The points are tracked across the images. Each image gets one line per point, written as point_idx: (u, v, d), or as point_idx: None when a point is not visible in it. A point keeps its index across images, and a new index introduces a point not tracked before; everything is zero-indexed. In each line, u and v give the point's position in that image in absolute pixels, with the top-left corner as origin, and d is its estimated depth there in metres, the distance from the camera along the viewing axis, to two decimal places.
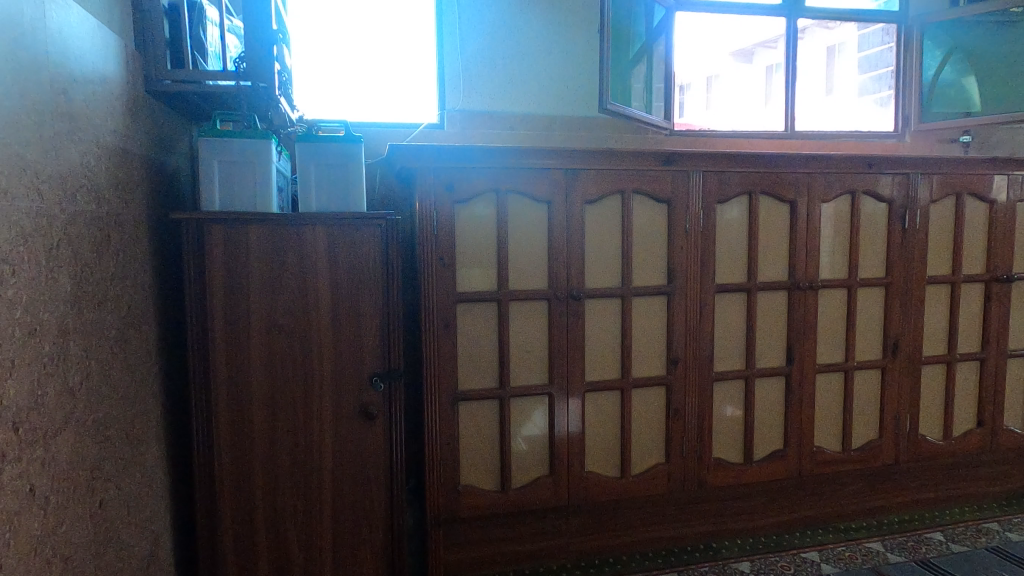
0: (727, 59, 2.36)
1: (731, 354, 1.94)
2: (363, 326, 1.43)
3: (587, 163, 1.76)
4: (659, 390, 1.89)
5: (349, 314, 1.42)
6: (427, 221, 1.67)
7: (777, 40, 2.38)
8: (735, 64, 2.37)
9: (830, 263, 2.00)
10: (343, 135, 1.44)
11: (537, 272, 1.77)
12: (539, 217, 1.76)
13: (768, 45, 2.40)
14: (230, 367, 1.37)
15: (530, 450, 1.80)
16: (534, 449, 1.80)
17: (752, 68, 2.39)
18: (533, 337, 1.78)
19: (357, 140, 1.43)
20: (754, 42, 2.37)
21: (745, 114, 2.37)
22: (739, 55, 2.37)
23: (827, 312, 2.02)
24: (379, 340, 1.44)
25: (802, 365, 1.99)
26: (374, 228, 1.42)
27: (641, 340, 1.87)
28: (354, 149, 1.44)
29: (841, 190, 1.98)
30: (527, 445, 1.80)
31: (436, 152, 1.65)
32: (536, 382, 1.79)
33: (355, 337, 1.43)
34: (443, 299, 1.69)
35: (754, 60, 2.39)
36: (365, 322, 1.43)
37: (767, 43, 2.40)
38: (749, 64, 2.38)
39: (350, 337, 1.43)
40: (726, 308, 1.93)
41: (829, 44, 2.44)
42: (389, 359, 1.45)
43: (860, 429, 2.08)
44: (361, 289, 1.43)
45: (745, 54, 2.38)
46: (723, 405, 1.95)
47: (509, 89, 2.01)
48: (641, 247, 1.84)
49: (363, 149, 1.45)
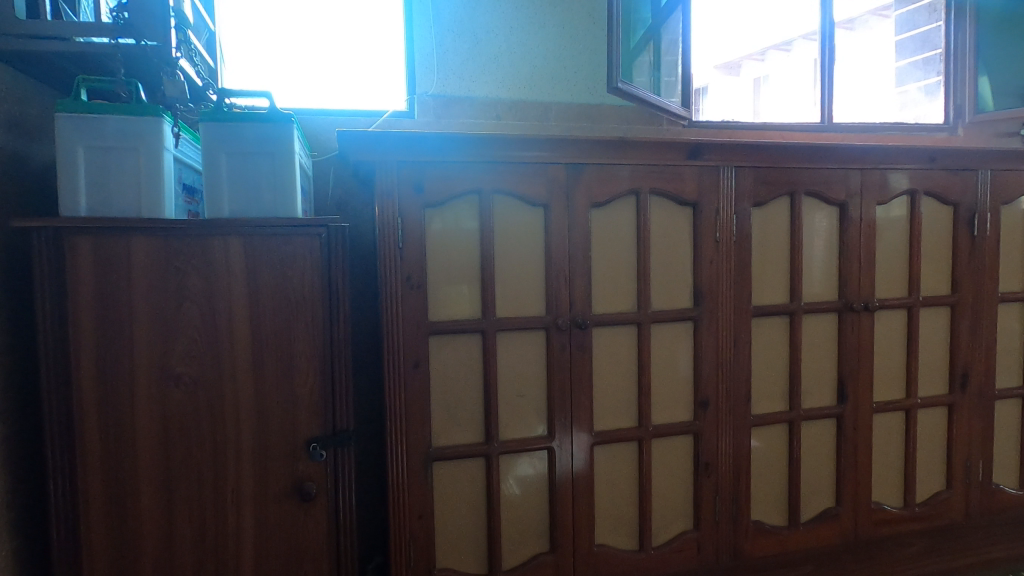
0: (712, 72, 1.98)
1: (771, 393, 1.58)
2: (297, 374, 1.05)
3: (592, 156, 1.40)
4: (684, 439, 1.52)
5: (280, 354, 1.04)
6: (389, 231, 1.29)
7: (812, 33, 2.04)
8: (721, 77, 1.99)
9: (888, 278, 1.65)
10: (265, 112, 1.05)
11: (531, 294, 1.40)
12: (532, 224, 1.39)
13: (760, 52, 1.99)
14: (105, 436, 0.98)
15: (525, 496, 1.41)
16: (529, 495, 1.42)
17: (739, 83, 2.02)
18: (528, 376, 1.41)
19: (284, 119, 1.04)
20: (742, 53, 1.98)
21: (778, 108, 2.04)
22: (725, 67, 2.00)
23: (885, 338, 1.66)
24: (320, 392, 1.06)
25: (857, 404, 1.62)
26: (313, 238, 1.04)
27: (662, 377, 1.49)
28: (280, 132, 1.05)
29: (900, 190, 1.63)
30: (520, 489, 1.41)
31: (401, 142, 1.27)
32: (532, 433, 1.41)
33: (284, 389, 1.05)
34: (411, 331, 1.31)
35: (740, 74, 2.03)
36: (299, 368, 1.05)
37: (756, 54, 2.04)
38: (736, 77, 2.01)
39: (278, 389, 1.04)
40: (765, 335, 1.56)
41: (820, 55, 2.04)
42: (332, 417, 1.07)
43: (925, 479, 1.71)
44: (294, 322, 1.05)
45: (731, 66, 2.01)
46: (762, 457, 1.58)
47: (493, 70, 1.65)
48: (662, 260, 1.48)
49: (295, 132, 1.06)
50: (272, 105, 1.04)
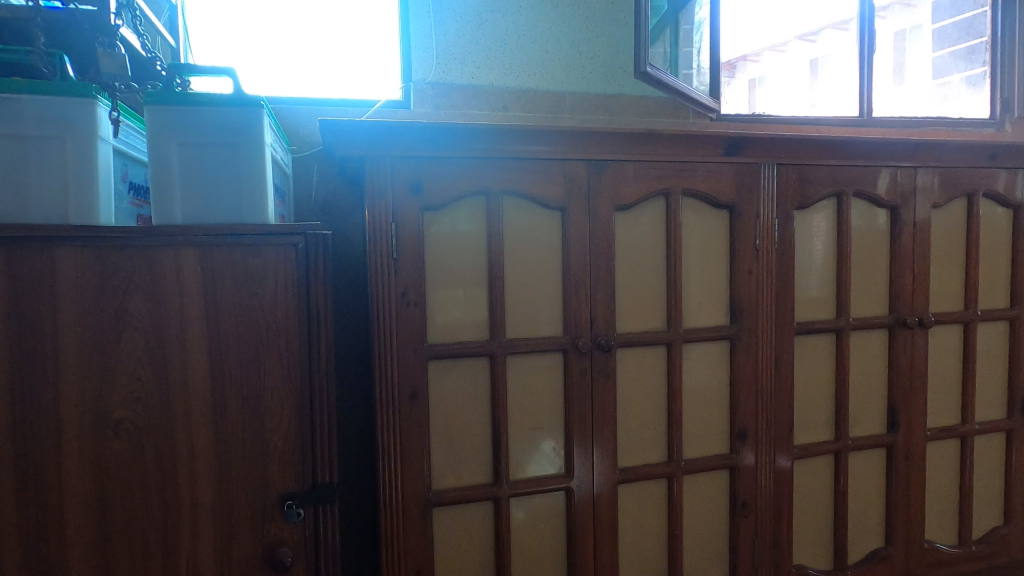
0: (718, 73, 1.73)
1: (815, 420, 1.40)
2: (267, 416, 0.86)
3: (617, 151, 1.21)
4: (719, 475, 1.33)
5: (246, 392, 0.85)
6: (381, 238, 1.10)
7: (813, 31, 1.90)
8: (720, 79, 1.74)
9: (942, 290, 1.47)
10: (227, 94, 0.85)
11: (546, 311, 1.21)
12: (548, 230, 1.20)
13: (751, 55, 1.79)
14: (23, 500, 0.77)
15: (535, 526, 1.22)
16: (539, 525, 1.22)
17: (734, 85, 1.77)
18: (542, 407, 1.22)
19: (251, 102, 0.85)
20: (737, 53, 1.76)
21: (790, 103, 1.83)
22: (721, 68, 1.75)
23: (939, 357, 1.48)
24: (296, 437, 0.87)
25: (909, 431, 1.44)
26: (288, 250, 0.85)
27: (694, 406, 1.31)
28: (246, 118, 0.85)
29: (957, 191, 1.45)
30: (528, 516, 1.21)
31: (395, 133, 1.08)
32: (546, 472, 1.22)
33: (253, 435, 0.85)
34: (408, 356, 1.12)
35: (736, 75, 1.77)
36: (270, 409, 0.86)
37: (746, 55, 1.79)
38: (731, 79, 1.76)
39: (245, 435, 0.85)
40: (809, 355, 1.38)
41: (813, 56, 1.89)
42: (311, 468, 0.88)
43: (982, 515, 1.54)
44: (264, 352, 0.85)
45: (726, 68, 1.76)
46: (805, 494, 1.39)
47: (499, 55, 1.45)
48: (694, 271, 1.30)
49: (265, 118, 0.86)
50: (234, 85, 0.84)
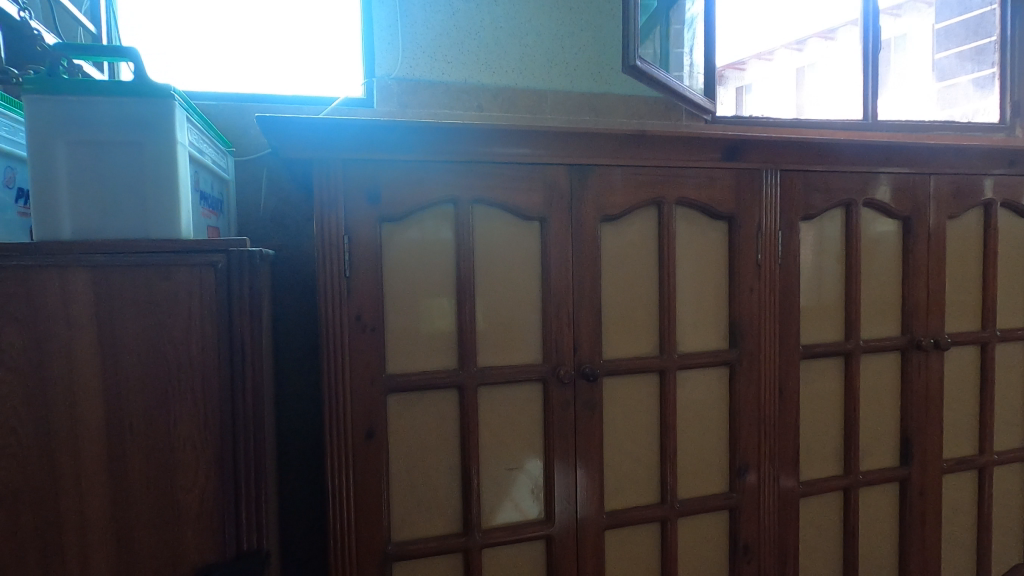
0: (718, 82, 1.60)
1: (823, 453, 1.26)
2: (179, 472, 0.71)
3: (603, 155, 1.07)
4: (717, 516, 1.19)
5: (153, 443, 0.70)
6: (332, 253, 0.95)
7: (797, 41, 1.81)
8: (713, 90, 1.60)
9: (958, 308, 1.35)
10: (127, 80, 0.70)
11: (524, 336, 1.07)
12: (525, 243, 1.06)
13: (740, 66, 1.65)
14: None
15: None
16: None
17: (727, 95, 1.62)
18: (518, 443, 1.07)
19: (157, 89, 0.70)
20: (728, 63, 1.62)
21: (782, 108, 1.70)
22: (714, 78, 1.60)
23: (956, 382, 1.35)
24: (215, 496, 0.72)
25: (924, 463, 1.31)
26: (205, 271, 0.70)
27: (691, 439, 1.17)
28: (151, 109, 0.70)
29: (974, 200, 1.33)
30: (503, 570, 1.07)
31: (348, 132, 0.93)
32: (524, 517, 1.08)
33: (162, 495, 0.70)
34: (363, 389, 0.97)
35: (728, 85, 1.62)
36: (183, 463, 0.71)
37: (737, 63, 1.65)
38: (723, 89, 1.61)
39: (151, 495, 0.70)
40: (815, 381, 1.25)
41: (799, 65, 1.77)
42: (233, 534, 0.73)
43: (1001, 552, 1.41)
44: (175, 395, 0.70)
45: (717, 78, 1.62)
46: (812, 534, 1.26)
47: (473, 48, 1.32)
48: (689, 289, 1.16)
49: (176, 110, 0.71)
50: (137, 69, 0.70)
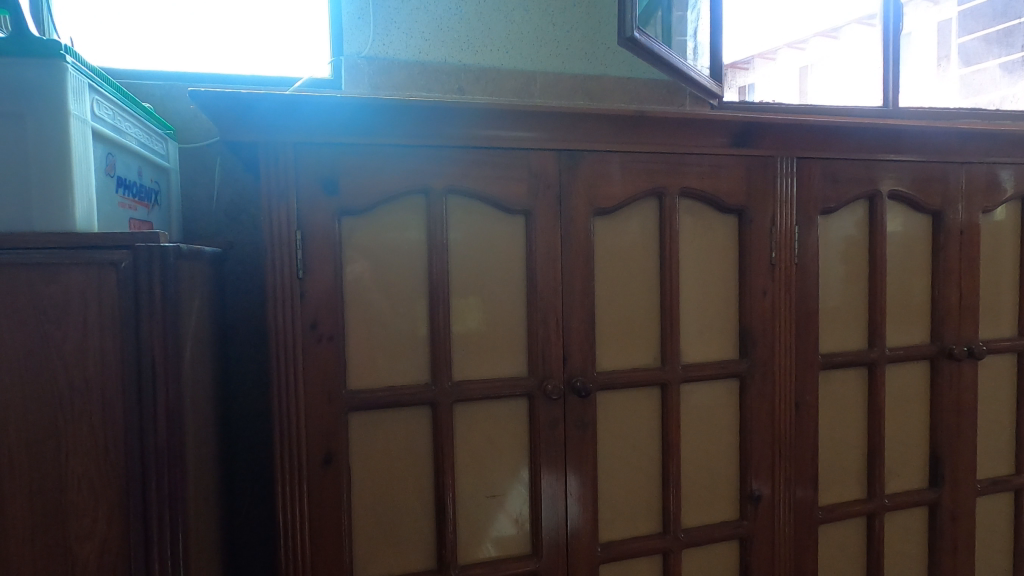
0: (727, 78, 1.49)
1: (844, 474, 1.13)
2: (74, 491, 0.63)
3: (596, 139, 0.94)
4: (727, 546, 1.06)
5: (40, 468, 0.62)
6: (283, 252, 0.82)
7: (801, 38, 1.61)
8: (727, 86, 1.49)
9: (993, 312, 1.22)
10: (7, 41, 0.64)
11: (507, 346, 0.94)
12: (507, 240, 0.93)
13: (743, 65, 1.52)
14: None
15: None
16: None
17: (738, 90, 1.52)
18: (501, 467, 0.94)
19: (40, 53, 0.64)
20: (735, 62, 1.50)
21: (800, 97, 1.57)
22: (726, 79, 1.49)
23: (990, 393, 1.22)
24: (120, 520, 0.64)
25: (956, 485, 1.18)
26: (104, 270, 0.62)
27: (696, 461, 1.04)
28: (34, 75, 0.65)
29: (1010, 192, 1.20)
30: None
31: (299, 111, 0.80)
32: (507, 552, 0.95)
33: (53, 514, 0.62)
34: (319, 407, 0.85)
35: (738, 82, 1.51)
36: (77, 480, 0.63)
37: (743, 61, 1.52)
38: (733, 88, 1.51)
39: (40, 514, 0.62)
40: (836, 394, 1.12)
41: (803, 64, 1.60)
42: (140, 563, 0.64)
43: None
44: (67, 404, 0.62)
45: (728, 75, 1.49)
46: (833, 566, 1.13)
47: (453, 23, 1.19)
48: (695, 291, 1.03)
49: (62, 77, 0.66)
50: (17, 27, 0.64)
